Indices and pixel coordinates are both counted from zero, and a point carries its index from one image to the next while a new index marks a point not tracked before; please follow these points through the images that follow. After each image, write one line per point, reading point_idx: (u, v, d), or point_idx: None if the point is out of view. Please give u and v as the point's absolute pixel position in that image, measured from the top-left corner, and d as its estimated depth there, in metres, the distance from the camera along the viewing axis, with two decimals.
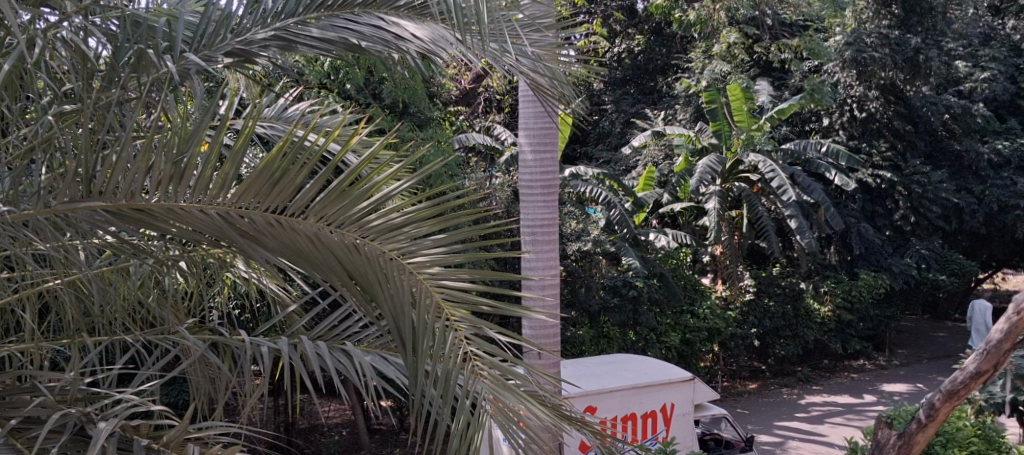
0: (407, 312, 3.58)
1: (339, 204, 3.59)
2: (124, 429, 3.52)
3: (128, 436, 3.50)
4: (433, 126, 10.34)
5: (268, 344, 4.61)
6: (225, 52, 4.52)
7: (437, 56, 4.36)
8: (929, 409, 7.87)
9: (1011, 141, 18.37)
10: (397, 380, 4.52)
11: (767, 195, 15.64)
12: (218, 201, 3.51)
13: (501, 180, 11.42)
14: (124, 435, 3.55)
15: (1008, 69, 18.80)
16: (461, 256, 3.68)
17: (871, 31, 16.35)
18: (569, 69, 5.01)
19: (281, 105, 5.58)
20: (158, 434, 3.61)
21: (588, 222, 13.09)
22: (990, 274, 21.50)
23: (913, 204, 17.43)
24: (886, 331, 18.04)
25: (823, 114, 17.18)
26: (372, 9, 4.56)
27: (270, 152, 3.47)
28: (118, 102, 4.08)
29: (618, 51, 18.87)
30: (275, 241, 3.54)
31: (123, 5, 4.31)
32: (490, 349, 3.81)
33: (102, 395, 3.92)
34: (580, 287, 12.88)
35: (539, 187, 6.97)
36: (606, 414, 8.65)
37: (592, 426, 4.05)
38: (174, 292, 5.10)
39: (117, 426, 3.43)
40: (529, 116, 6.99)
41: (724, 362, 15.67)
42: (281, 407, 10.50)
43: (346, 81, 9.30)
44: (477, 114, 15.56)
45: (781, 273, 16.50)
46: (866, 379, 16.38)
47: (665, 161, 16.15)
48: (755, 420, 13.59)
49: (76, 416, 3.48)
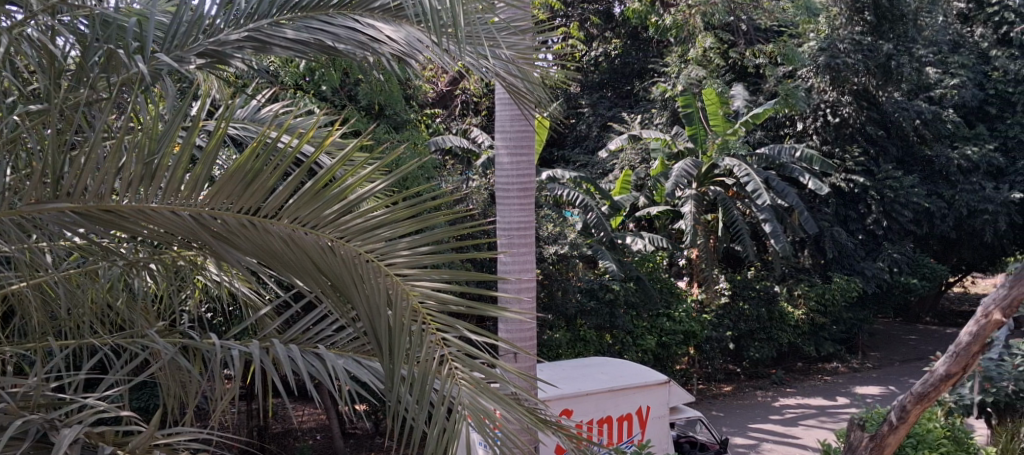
0: (383, 313, 3.61)
1: (312, 206, 3.63)
2: (89, 436, 3.59)
3: (93, 443, 3.58)
4: (410, 128, 10.35)
5: (240, 348, 4.59)
6: (198, 53, 4.49)
7: (413, 60, 4.41)
8: (901, 411, 8.11)
9: (980, 147, 18.57)
10: (371, 383, 4.55)
11: (742, 199, 15.78)
12: (188, 204, 3.53)
13: (478, 183, 11.46)
14: (88, 441, 3.60)
15: (976, 76, 19.02)
16: (434, 258, 3.72)
17: (844, 37, 16.45)
18: (545, 72, 5.11)
19: (255, 106, 5.60)
20: (125, 440, 3.67)
21: (565, 225, 13.18)
22: (960, 277, 21.76)
23: (886, 208, 17.59)
24: (859, 334, 18.25)
25: (798, 119, 17.18)
26: (346, 11, 4.61)
27: (243, 153, 3.52)
28: (87, 102, 4.06)
29: (595, 55, 18.90)
30: (247, 243, 3.56)
31: (92, 4, 4.31)
32: (468, 351, 3.85)
33: (67, 402, 3.87)
34: (557, 290, 13.05)
35: (515, 190, 7.00)
36: (582, 418, 8.70)
37: (568, 430, 4.13)
38: (144, 296, 5.08)
39: (81, 433, 3.47)
40: (506, 119, 7.02)
41: (699, 365, 15.82)
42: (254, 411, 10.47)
43: (322, 82, 9.30)
44: (455, 117, 15.56)
45: (756, 276, 16.62)
46: (839, 381, 16.54)
47: (642, 165, 16.18)
48: (730, 423, 13.68)
49: (39, 423, 3.50)
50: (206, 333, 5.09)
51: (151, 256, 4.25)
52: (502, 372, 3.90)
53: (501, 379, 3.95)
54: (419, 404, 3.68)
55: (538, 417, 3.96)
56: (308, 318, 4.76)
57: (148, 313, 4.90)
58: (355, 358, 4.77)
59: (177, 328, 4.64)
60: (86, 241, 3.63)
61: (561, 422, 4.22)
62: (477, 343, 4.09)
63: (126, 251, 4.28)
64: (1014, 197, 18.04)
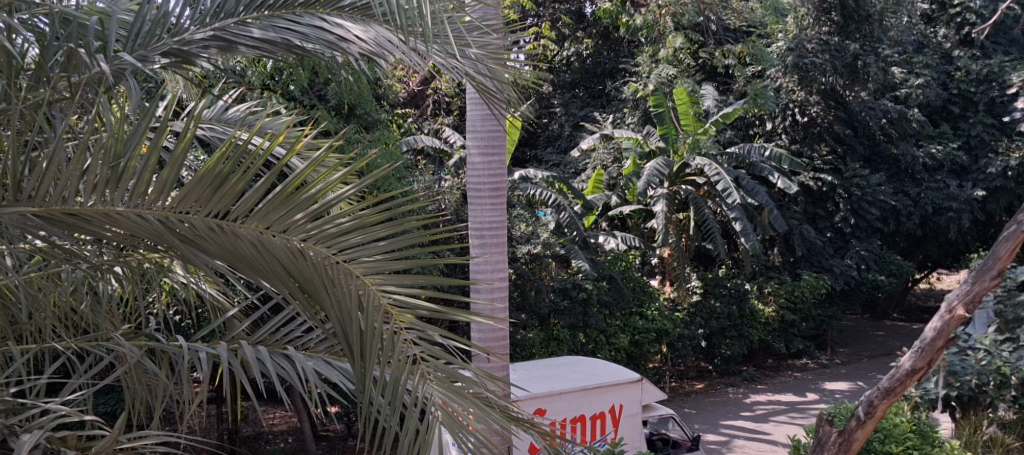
0: (353, 317, 3.67)
1: (282, 209, 3.67)
2: (50, 442, 3.69)
3: (53, 448, 3.67)
4: (380, 128, 10.35)
5: (207, 349, 4.61)
6: (162, 53, 4.44)
7: (383, 58, 4.46)
8: (868, 407, 8.28)
9: (945, 146, 18.83)
10: (342, 384, 4.58)
11: (713, 198, 15.91)
12: (154, 206, 3.57)
13: (451, 183, 11.48)
14: (50, 446, 3.70)
15: (940, 76, 19.23)
16: (405, 260, 3.77)
17: (811, 37, 16.55)
18: (518, 73, 5.18)
19: (222, 106, 5.60)
20: (87, 445, 3.76)
21: (538, 225, 13.23)
22: (926, 274, 22.07)
23: (853, 206, 17.78)
24: (828, 330, 18.47)
25: (767, 119, 17.42)
26: (315, 9, 4.65)
27: (212, 157, 3.55)
28: (48, 102, 4.09)
29: (567, 55, 18.90)
30: (214, 246, 3.60)
31: (52, 2, 4.33)
32: (438, 353, 3.93)
33: (29, 407, 3.93)
34: (530, 290, 13.09)
35: (487, 190, 7.03)
36: (555, 417, 8.75)
37: (539, 428, 4.23)
38: (110, 299, 5.08)
39: (42, 439, 3.57)
40: (478, 120, 7.06)
41: (672, 363, 15.95)
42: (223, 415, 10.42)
43: (290, 81, 9.29)
44: (426, 116, 15.54)
45: (727, 274, 16.76)
46: (809, 377, 16.74)
47: (614, 164, 16.26)
48: (701, 420, 13.80)
49: None
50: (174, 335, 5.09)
51: (116, 258, 4.29)
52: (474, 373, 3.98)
53: (473, 380, 4.03)
54: (390, 406, 3.75)
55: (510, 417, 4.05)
56: (277, 319, 4.78)
57: (114, 315, 4.92)
58: (325, 359, 4.78)
59: (143, 331, 4.66)
60: (51, 244, 3.67)
61: (532, 421, 4.31)
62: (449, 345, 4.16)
63: (91, 254, 4.29)
64: (978, 195, 18.28)
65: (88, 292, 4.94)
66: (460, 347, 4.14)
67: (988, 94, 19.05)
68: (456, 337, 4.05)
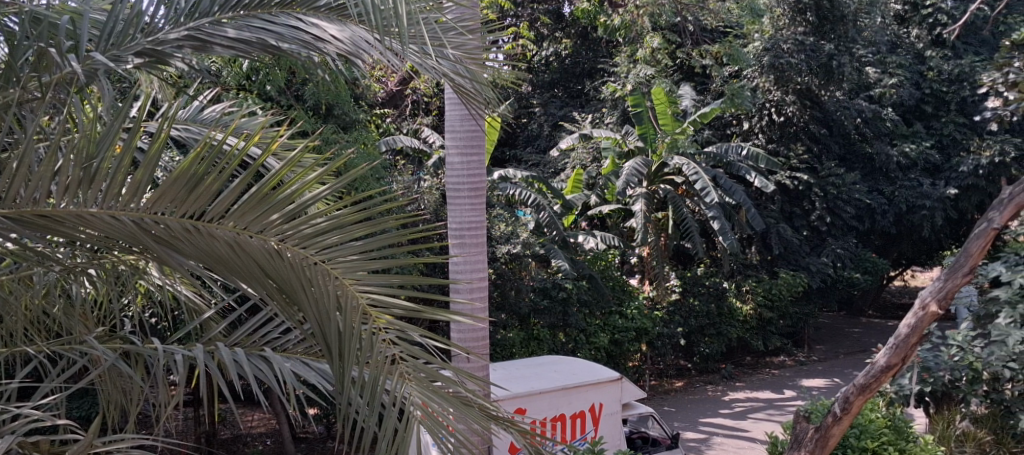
0: (332, 317, 3.72)
1: (258, 209, 3.71)
2: (23, 446, 3.71)
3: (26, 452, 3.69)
4: (358, 128, 10.37)
5: (184, 351, 4.61)
6: (136, 52, 4.48)
7: (359, 57, 4.51)
8: (844, 403, 8.38)
9: (918, 145, 19.04)
10: (320, 385, 4.60)
11: (691, 197, 16.03)
12: (129, 207, 3.61)
13: (430, 183, 11.50)
14: (22, 451, 3.71)
15: (913, 76, 19.43)
16: (383, 260, 3.82)
17: (787, 37, 16.63)
18: (495, 73, 5.25)
19: (197, 107, 5.61)
20: (60, 449, 3.78)
21: (517, 225, 13.27)
22: (900, 271, 22.29)
23: (829, 204, 17.94)
24: (804, 328, 18.63)
25: (743, 119, 17.57)
26: (291, 9, 4.67)
27: (188, 156, 3.60)
28: (17, 102, 4.08)
29: (545, 55, 18.91)
30: (190, 247, 3.65)
31: (22, 2, 4.31)
32: (417, 353, 3.98)
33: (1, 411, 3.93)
34: (510, 289, 13.12)
35: (466, 190, 7.06)
36: (536, 416, 8.80)
37: (520, 427, 4.28)
38: (83, 302, 5.09)
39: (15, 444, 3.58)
40: (456, 120, 7.09)
41: (652, 361, 16.04)
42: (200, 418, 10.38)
43: (267, 81, 9.29)
44: (405, 116, 15.54)
45: (706, 272, 16.87)
46: (787, 374, 16.89)
47: (593, 164, 16.33)
48: (681, 418, 13.89)
49: None
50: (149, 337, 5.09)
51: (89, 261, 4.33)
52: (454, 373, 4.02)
53: (453, 380, 4.08)
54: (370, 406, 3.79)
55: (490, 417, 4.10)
56: (254, 321, 4.80)
57: (87, 318, 4.91)
58: (302, 360, 4.80)
59: (117, 333, 4.67)
60: (23, 246, 3.70)
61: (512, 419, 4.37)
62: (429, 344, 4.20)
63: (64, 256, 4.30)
64: (950, 193, 18.50)
65: (61, 294, 4.94)
66: (440, 346, 4.19)
67: (960, 94, 19.31)
68: (436, 336, 4.10)
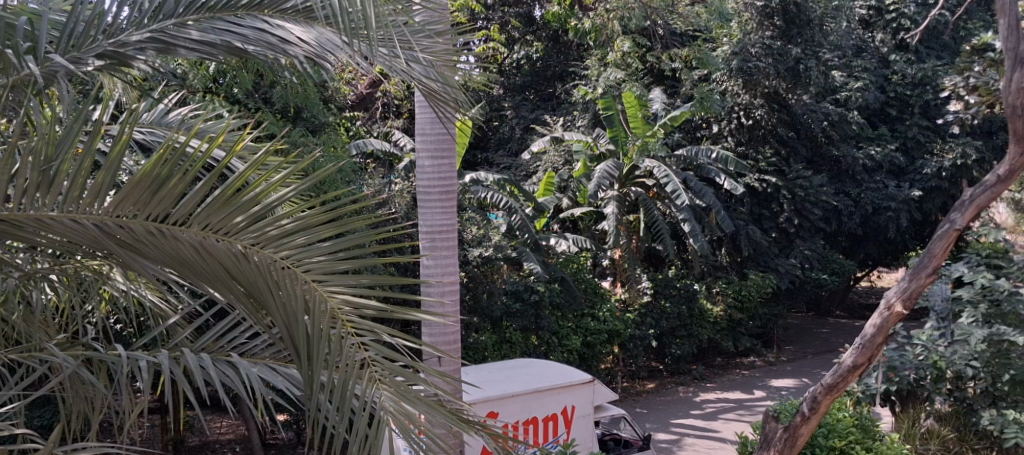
0: (301, 320, 3.78)
1: (223, 211, 3.77)
2: None
3: None
4: (328, 131, 10.38)
5: (148, 358, 4.61)
6: (96, 54, 4.43)
7: (326, 60, 4.56)
8: (813, 403, 8.48)
9: (884, 147, 19.32)
10: (287, 390, 4.61)
11: (662, 199, 16.14)
12: (91, 211, 3.67)
13: (401, 186, 11.49)
14: None
15: (878, 79, 19.70)
16: (351, 263, 3.87)
17: (755, 41, 16.75)
18: (468, 76, 5.31)
19: (161, 110, 5.59)
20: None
21: (489, 228, 13.29)
22: (867, 272, 22.55)
23: (797, 206, 18.13)
24: (774, 329, 18.81)
25: (713, 122, 17.74)
26: (257, 12, 4.69)
27: (151, 159, 3.65)
28: None
29: (517, 58, 18.95)
30: (154, 250, 3.71)
31: None
32: (388, 355, 4.01)
33: None
34: (482, 293, 13.16)
35: (437, 193, 7.07)
36: (508, 419, 8.82)
37: (492, 430, 4.32)
38: (43, 308, 5.05)
39: None
40: (426, 122, 7.12)
41: (624, 363, 16.11)
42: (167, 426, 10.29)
43: (233, 85, 9.37)
44: (376, 119, 15.54)
45: (676, 274, 16.98)
46: (757, 375, 17.04)
47: (565, 167, 16.40)
48: (652, 419, 13.96)
49: None
50: (111, 345, 5.06)
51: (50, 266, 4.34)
52: (425, 375, 4.06)
53: (425, 382, 4.12)
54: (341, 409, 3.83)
55: (461, 419, 4.14)
56: (221, 326, 4.79)
57: (49, 325, 4.89)
58: (270, 365, 4.81)
59: (79, 340, 4.65)
60: None
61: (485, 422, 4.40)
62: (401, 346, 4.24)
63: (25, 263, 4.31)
64: (914, 195, 18.79)
65: (21, 301, 4.91)
66: (412, 348, 4.23)
67: (923, 97, 19.60)
68: (407, 338, 4.14)
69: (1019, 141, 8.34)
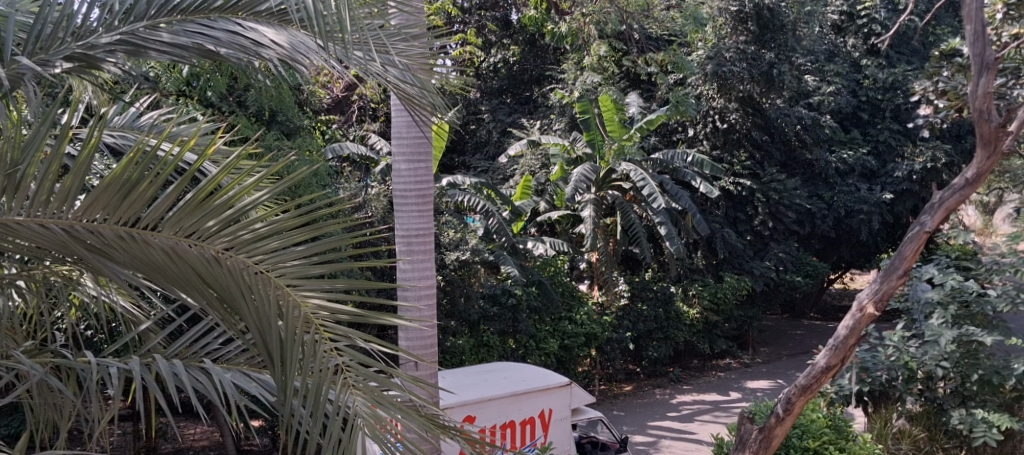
0: (274, 325, 3.82)
1: (194, 216, 3.83)
2: None
3: None
4: (302, 134, 10.36)
5: (118, 364, 4.61)
6: (64, 56, 4.41)
7: (298, 62, 4.59)
8: (787, 404, 8.54)
9: (856, 151, 19.53)
10: (261, 396, 4.61)
11: (639, 203, 16.21)
12: (60, 216, 3.74)
13: (377, 189, 11.47)
14: None
15: (850, 83, 19.91)
16: (323, 267, 3.92)
17: (729, 46, 16.89)
18: (445, 79, 5.37)
19: (133, 114, 5.57)
20: None
21: (466, 231, 13.30)
22: (841, 274, 22.76)
23: (772, 209, 18.27)
24: (749, 331, 18.95)
25: (689, 125, 17.86)
26: (230, 14, 4.71)
27: (121, 163, 3.71)
28: None
29: (494, 61, 18.99)
30: (125, 255, 3.77)
31: None
32: (362, 360, 4.04)
33: None
34: (460, 296, 13.08)
35: (413, 196, 7.08)
36: (485, 423, 8.82)
37: (468, 436, 4.34)
38: (10, 315, 5.01)
39: None
40: (403, 126, 7.13)
41: (601, 366, 16.17)
42: (139, 433, 10.20)
43: (207, 88, 9.34)
44: (352, 122, 15.52)
45: (653, 277, 17.05)
46: (733, 376, 17.16)
47: (542, 170, 16.43)
48: (629, 422, 14.01)
49: None
50: (81, 351, 5.03)
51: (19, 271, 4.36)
52: (399, 380, 4.09)
53: (398, 387, 4.14)
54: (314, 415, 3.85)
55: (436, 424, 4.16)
56: (194, 332, 4.77)
57: (16, 332, 4.85)
58: (244, 371, 4.80)
59: (48, 347, 4.64)
60: None
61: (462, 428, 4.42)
62: (376, 352, 4.27)
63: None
64: (886, 198, 18.99)
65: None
66: (387, 353, 4.25)
67: (894, 101, 19.82)
68: (383, 343, 4.16)
69: (986, 145, 8.47)
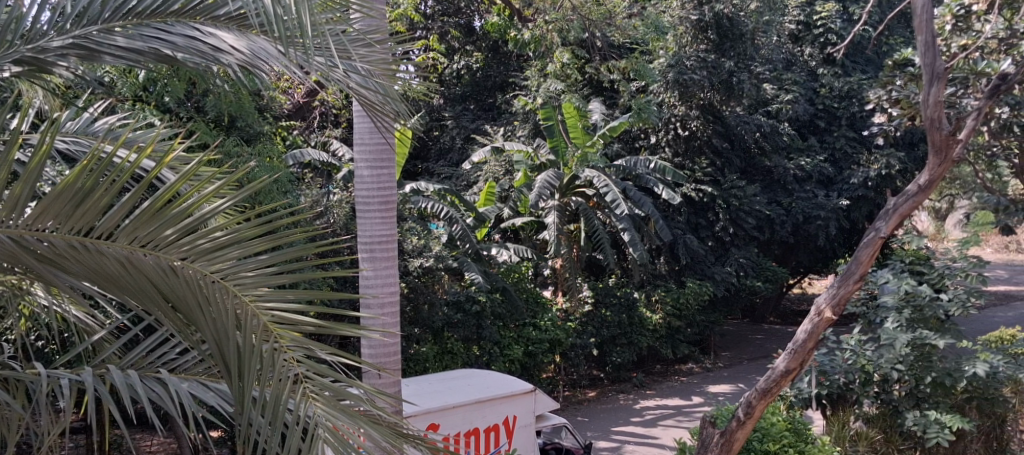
0: (231, 335, 3.85)
1: (150, 225, 3.84)
2: None
3: None
4: (263, 140, 10.30)
5: (71, 375, 4.59)
6: (14, 60, 4.42)
7: (258, 68, 4.57)
8: (747, 407, 8.67)
9: (813, 158, 19.86)
10: (219, 406, 4.60)
11: (602, 209, 16.26)
12: (10, 224, 3.72)
13: (339, 196, 11.44)
14: None
15: (807, 91, 20.22)
16: (280, 277, 3.95)
17: (690, 54, 16.99)
18: (407, 84, 5.42)
19: (87, 119, 5.54)
20: None
21: (429, 239, 13.31)
22: (800, 279, 23.06)
23: (732, 215, 18.47)
24: (710, 335, 19.12)
25: (650, 132, 18.02)
26: (188, 19, 4.69)
27: (74, 170, 3.71)
28: None
29: (456, 68, 19.07)
30: (78, 264, 3.77)
31: None
32: (320, 371, 4.07)
33: None
34: (423, 304, 13.13)
35: (376, 203, 7.08)
36: (448, 431, 8.83)
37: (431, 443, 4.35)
38: None
39: None
40: (364, 134, 7.16)
41: (565, 372, 16.23)
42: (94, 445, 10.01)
43: (165, 93, 9.28)
44: (313, 128, 15.46)
45: (616, 283, 17.14)
46: (695, 381, 17.31)
47: (505, 177, 16.30)
48: (593, 427, 14.06)
49: None
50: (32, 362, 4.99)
51: None
52: (358, 389, 4.11)
53: (358, 397, 4.17)
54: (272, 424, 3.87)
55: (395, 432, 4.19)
56: (149, 343, 4.77)
57: None
58: (201, 381, 4.79)
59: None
60: None
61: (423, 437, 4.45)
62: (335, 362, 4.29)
63: None
64: (843, 204, 19.31)
65: None
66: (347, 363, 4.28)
67: (850, 109, 20.15)
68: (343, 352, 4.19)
69: (938, 152, 8.65)
